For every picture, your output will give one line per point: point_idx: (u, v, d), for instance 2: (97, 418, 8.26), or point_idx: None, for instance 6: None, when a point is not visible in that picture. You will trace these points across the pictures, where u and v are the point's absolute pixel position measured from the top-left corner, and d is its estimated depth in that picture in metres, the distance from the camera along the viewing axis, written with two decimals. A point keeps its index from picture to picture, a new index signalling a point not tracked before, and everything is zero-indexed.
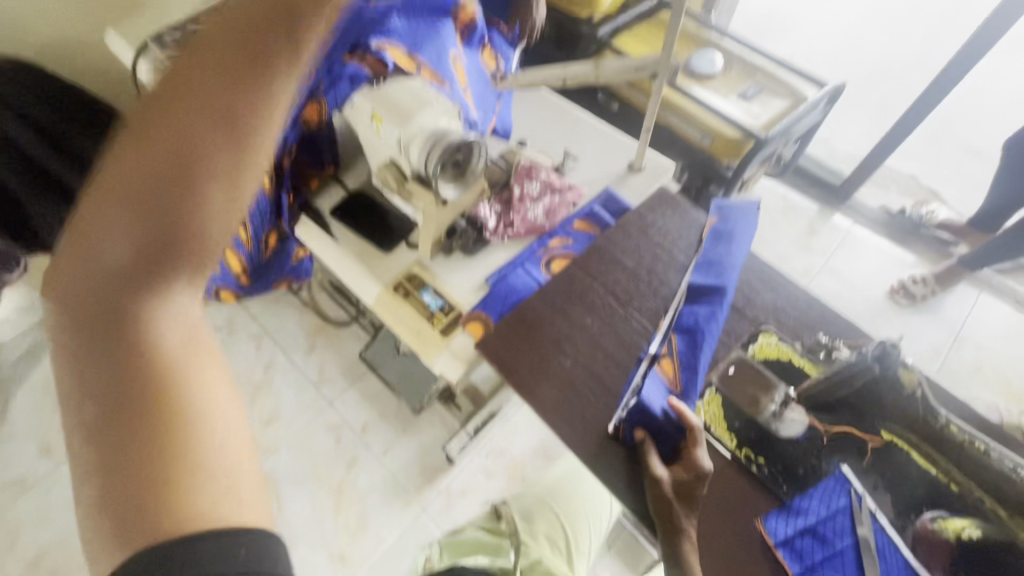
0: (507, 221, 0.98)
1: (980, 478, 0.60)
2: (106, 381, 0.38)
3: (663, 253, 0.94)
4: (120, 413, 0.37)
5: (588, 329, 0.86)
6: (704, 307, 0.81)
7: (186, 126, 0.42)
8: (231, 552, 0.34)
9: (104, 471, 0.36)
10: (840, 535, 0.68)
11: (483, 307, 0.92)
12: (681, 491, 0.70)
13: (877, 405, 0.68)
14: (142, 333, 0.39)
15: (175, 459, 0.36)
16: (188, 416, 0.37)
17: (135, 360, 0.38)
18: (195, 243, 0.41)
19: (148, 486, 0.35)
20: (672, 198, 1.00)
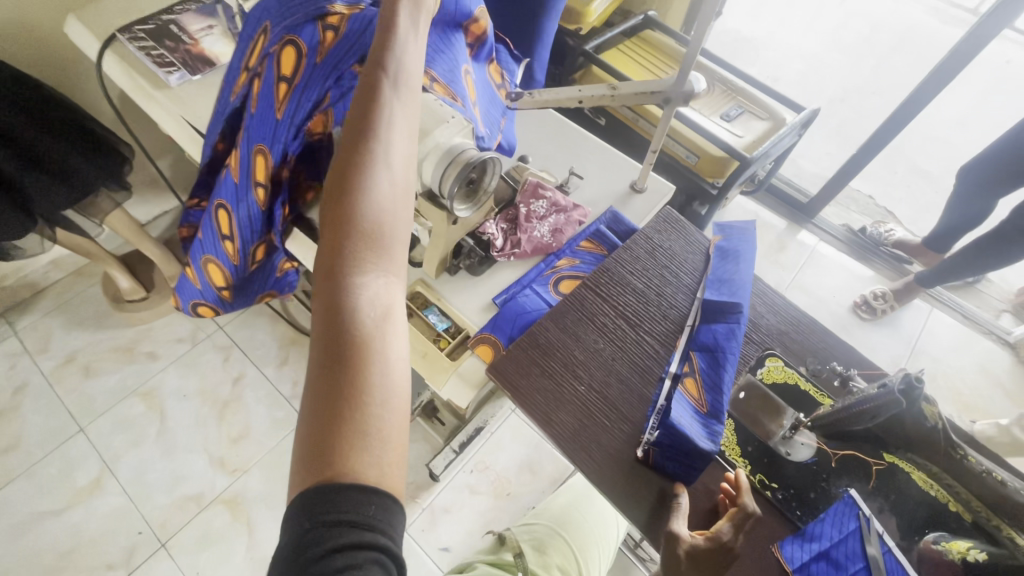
0: (514, 240, 0.97)
1: (981, 493, 0.66)
2: (347, 214, 0.52)
3: (671, 276, 0.94)
4: (353, 230, 0.51)
5: (600, 352, 0.85)
6: (722, 325, 0.85)
7: (399, 70, 0.61)
8: (368, 505, 0.42)
9: (337, 240, 0.51)
10: (852, 558, 0.68)
11: (492, 329, 0.89)
12: (695, 556, 0.67)
13: (900, 438, 0.70)
14: (358, 173, 0.54)
15: (359, 255, 0.51)
16: (346, 198, 0.53)
17: (360, 212, 0.52)
18: (375, 133, 0.56)
19: (339, 249, 0.51)
20: (683, 225, 1.00)
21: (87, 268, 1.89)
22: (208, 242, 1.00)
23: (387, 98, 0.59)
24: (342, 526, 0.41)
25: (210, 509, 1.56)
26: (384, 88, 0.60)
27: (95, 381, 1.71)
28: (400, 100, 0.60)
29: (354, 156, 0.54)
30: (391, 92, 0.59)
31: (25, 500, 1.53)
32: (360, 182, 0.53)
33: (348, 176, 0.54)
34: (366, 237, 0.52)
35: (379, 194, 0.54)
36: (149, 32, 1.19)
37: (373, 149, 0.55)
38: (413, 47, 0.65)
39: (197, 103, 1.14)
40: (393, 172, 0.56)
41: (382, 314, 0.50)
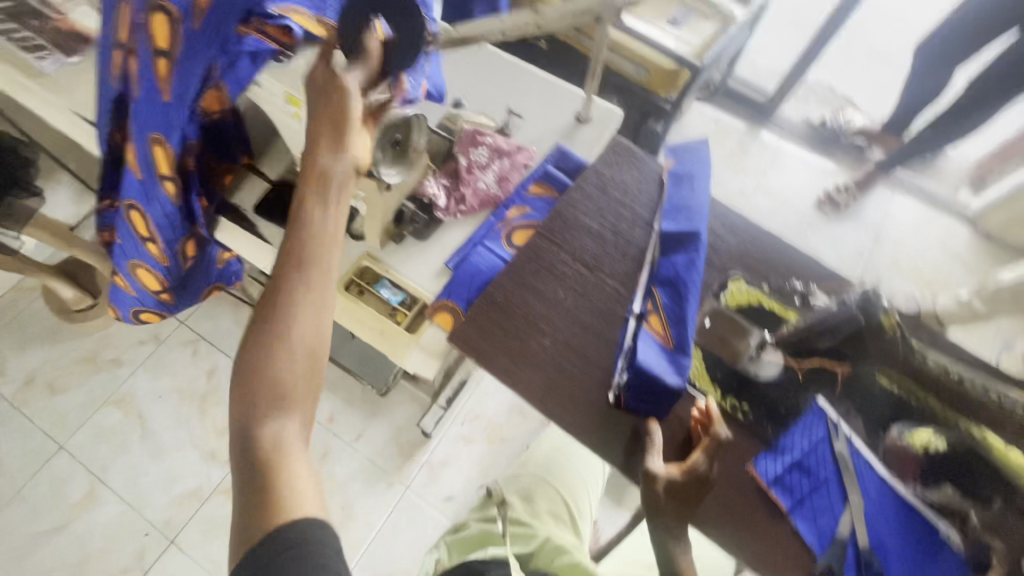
0: (458, 196, 0.91)
1: (937, 393, 0.72)
2: (254, 358, 0.55)
3: (626, 211, 0.90)
4: (258, 372, 0.54)
5: (562, 302, 0.83)
6: (681, 256, 0.83)
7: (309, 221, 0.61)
8: (286, 543, 0.47)
9: (252, 378, 0.54)
10: (823, 464, 0.74)
11: (449, 295, 0.85)
12: (673, 491, 0.70)
13: (860, 350, 0.76)
14: (268, 326, 0.56)
15: (267, 390, 0.54)
16: (260, 349, 0.55)
17: (267, 355, 0.55)
18: (282, 286, 0.57)
19: (252, 386, 0.54)
20: (637, 157, 0.95)
21: (25, 282, 1.77)
22: (130, 246, 0.92)
23: (297, 250, 0.59)
24: (274, 558, 0.46)
25: (212, 500, 1.58)
26: (298, 243, 0.59)
27: (63, 397, 1.66)
28: (321, 241, 0.60)
29: (265, 305, 0.57)
30: (302, 246, 0.59)
31: (21, 524, 1.52)
32: (269, 332, 0.56)
33: (260, 325, 0.56)
34: (272, 376, 0.54)
35: (286, 341, 0.56)
36: (5, 11, 1.03)
37: (284, 296, 0.57)
38: (333, 201, 0.62)
39: (82, 90, 1.01)
40: (304, 322, 0.57)
41: (283, 455, 0.52)
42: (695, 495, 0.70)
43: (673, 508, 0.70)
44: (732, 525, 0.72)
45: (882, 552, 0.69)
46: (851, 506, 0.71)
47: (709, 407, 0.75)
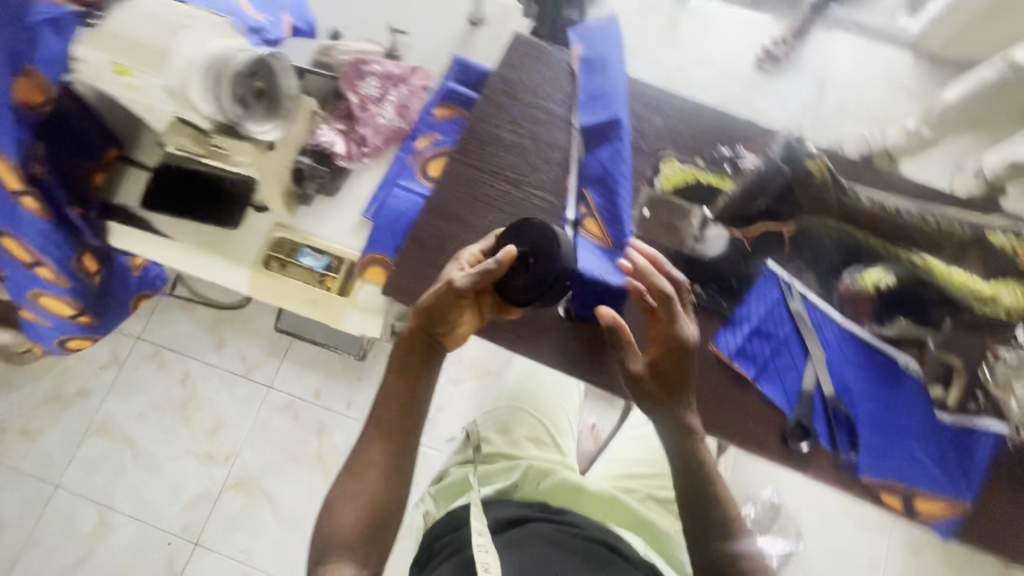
0: (358, 139, 0.83)
1: (877, 229, 0.67)
2: (362, 467, 0.64)
3: (541, 113, 0.83)
4: (361, 480, 0.63)
5: (493, 226, 0.78)
6: (605, 149, 0.78)
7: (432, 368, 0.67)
8: None
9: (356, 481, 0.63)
10: (781, 324, 0.73)
11: (375, 248, 0.79)
12: (656, 372, 0.66)
13: (795, 204, 0.70)
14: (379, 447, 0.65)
15: (362, 498, 0.62)
16: (372, 465, 0.64)
17: (369, 468, 0.64)
18: (395, 417, 0.65)
19: (357, 486, 0.63)
20: (544, 49, 0.85)
21: None
22: None
23: (409, 385, 0.66)
24: None
25: (224, 497, 1.56)
26: (416, 380, 0.67)
27: (42, 438, 1.61)
28: (427, 391, 0.67)
29: (381, 427, 0.65)
30: (414, 380, 0.67)
31: (44, 565, 1.53)
32: (378, 447, 0.65)
33: (373, 439, 0.65)
34: (370, 485, 0.63)
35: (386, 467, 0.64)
36: None
37: (393, 423, 0.65)
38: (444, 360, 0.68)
39: None
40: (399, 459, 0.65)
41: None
42: (682, 377, 0.65)
43: (663, 395, 0.65)
44: (706, 407, 0.72)
45: (848, 397, 0.70)
46: (813, 359, 0.72)
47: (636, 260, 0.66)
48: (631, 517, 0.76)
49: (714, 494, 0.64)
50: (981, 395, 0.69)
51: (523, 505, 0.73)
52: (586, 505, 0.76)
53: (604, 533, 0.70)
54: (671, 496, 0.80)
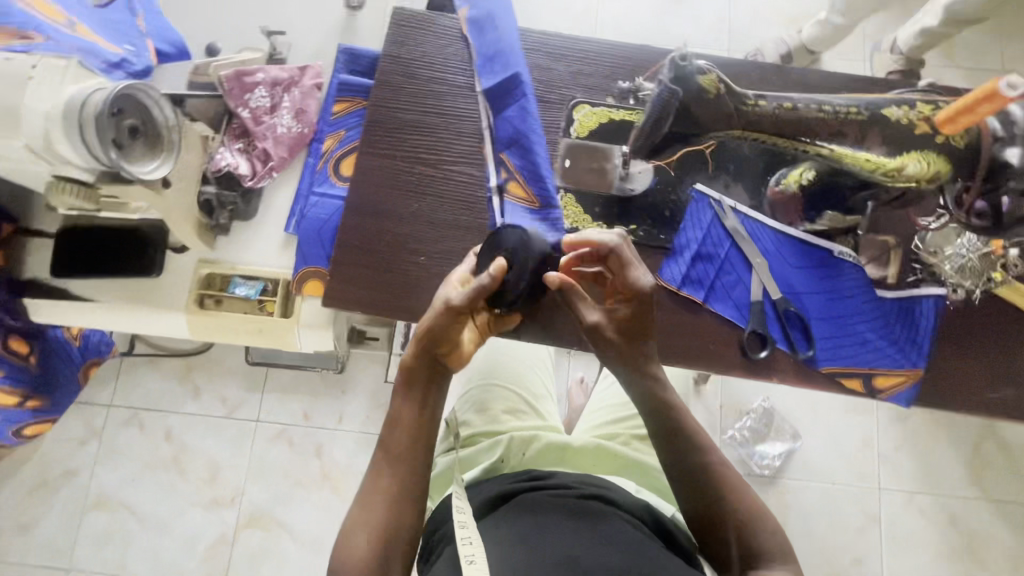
0: (260, 154, 0.79)
1: None
2: (376, 496, 0.58)
3: (442, 85, 0.80)
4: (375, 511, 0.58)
5: (419, 212, 0.76)
6: (512, 108, 0.76)
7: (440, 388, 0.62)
8: None
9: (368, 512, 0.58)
10: (720, 243, 0.74)
11: (306, 261, 0.77)
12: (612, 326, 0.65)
13: None
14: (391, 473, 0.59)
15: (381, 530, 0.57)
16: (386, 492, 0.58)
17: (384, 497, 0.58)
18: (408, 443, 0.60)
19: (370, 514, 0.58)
20: (429, 19, 0.81)
21: None
22: None
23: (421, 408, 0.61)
24: None
25: (240, 538, 1.43)
26: (427, 401, 0.61)
27: (36, 531, 1.46)
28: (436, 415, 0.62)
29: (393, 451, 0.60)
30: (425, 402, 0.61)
31: None
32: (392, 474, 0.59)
33: (384, 464, 0.60)
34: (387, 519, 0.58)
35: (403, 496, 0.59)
36: None
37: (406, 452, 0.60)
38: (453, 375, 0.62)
39: None
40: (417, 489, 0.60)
41: None
42: (639, 324, 0.64)
43: (620, 344, 0.64)
44: (666, 341, 0.73)
45: (796, 297, 0.72)
46: (755, 268, 0.73)
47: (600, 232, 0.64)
48: (617, 462, 0.78)
49: (697, 442, 0.64)
50: (918, 266, 0.71)
51: (507, 479, 0.72)
52: (572, 461, 0.78)
53: (593, 487, 0.69)
54: None
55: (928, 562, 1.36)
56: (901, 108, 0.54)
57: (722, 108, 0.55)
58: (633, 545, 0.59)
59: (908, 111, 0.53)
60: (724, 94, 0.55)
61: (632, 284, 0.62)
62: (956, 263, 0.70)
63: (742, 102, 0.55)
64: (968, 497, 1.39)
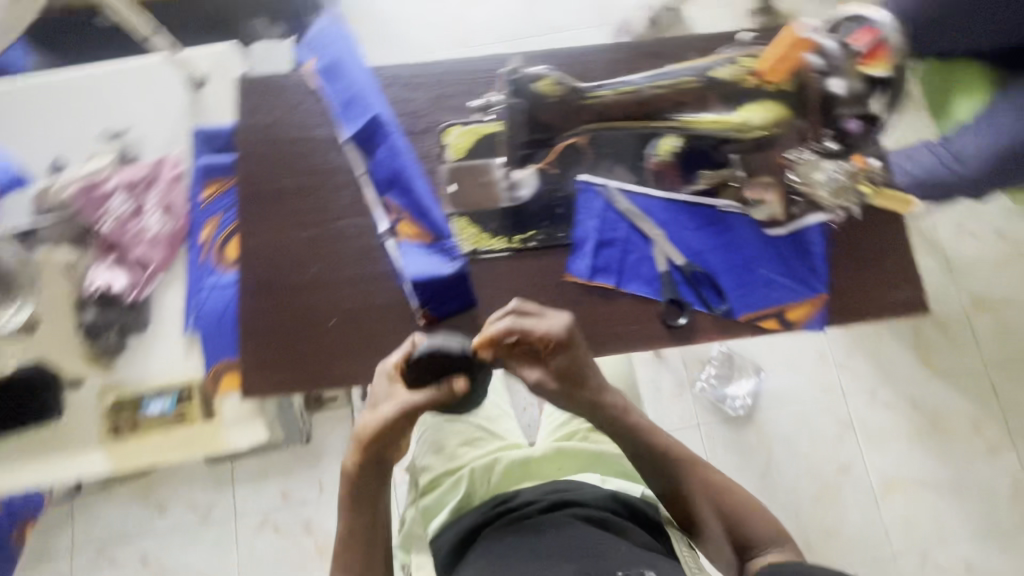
0: (135, 263, 0.75)
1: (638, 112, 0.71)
2: None
3: (308, 143, 0.78)
4: None
5: (318, 276, 0.74)
6: (381, 148, 0.74)
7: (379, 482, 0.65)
8: None
9: None
10: (617, 226, 0.76)
11: (215, 358, 0.73)
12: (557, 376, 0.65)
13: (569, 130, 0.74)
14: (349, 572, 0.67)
15: None
16: None
17: None
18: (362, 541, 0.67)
19: None
20: (276, 81, 0.79)
21: None
22: None
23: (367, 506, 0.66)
24: None
25: None
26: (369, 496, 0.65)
27: None
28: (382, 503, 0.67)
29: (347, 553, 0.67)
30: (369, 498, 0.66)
31: None
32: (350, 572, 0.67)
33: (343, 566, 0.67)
34: None
35: None
36: None
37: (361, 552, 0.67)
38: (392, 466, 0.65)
39: None
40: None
41: None
42: (570, 368, 0.65)
43: (566, 393, 0.65)
44: (591, 334, 0.74)
45: (698, 258, 0.74)
46: (655, 241, 0.75)
47: (489, 329, 0.63)
48: (581, 460, 0.79)
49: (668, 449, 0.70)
50: (798, 198, 0.75)
51: (478, 509, 0.73)
52: (537, 473, 0.79)
53: (559, 493, 0.71)
54: None
55: (905, 449, 1.44)
56: (728, 65, 0.56)
57: (569, 107, 0.56)
58: (591, 549, 0.62)
59: (735, 68, 0.56)
60: (566, 95, 0.55)
61: (544, 337, 0.63)
62: (830, 186, 0.72)
63: (585, 95, 0.56)
64: (922, 379, 1.48)
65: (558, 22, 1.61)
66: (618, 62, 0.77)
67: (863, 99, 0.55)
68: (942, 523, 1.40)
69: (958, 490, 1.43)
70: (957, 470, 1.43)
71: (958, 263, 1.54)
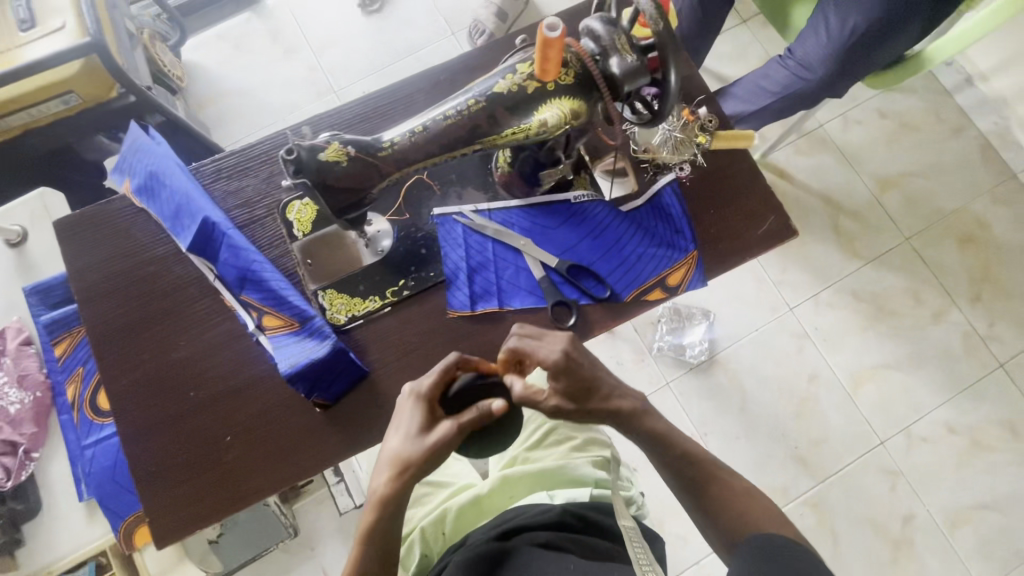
0: (6, 448, 0.71)
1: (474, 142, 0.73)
2: None
3: (149, 265, 0.74)
4: None
5: (198, 397, 0.70)
6: (222, 248, 0.71)
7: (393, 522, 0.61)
8: None
9: None
10: (483, 248, 0.75)
11: (120, 515, 0.70)
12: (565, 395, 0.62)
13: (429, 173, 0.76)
14: None
15: None
16: None
17: None
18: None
19: None
20: (97, 212, 0.75)
21: None
22: None
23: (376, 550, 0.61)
24: None
25: None
26: (382, 534, 0.61)
27: None
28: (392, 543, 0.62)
29: None
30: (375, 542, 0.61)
31: None
32: None
33: None
34: None
35: None
36: None
37: None
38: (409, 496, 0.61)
39: None
40: None
41: None
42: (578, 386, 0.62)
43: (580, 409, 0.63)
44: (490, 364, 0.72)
45: (569, 254, 0.74)
46: (524, 250, 0.73)
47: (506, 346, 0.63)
48: (526, 483, 0.77)
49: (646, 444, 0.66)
50: (647, 165, 0.76)
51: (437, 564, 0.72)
52: (489, 509, 0.77)
53: (506, 521, 0.70)
54: (547, 431, 0.84)
55: (861, 341, 1.47)
56: (508, 77, 0.55)
57: (365, 167, 0.54)
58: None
59: (512, 78, 0.55)
60: (357, 155, 0.54)
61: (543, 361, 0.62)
62: (668, 143, 0.75)
63: (379, 149, 0.55)
64: (855, 271, 1.52)
65: (411, 43, 1.59)
66: (435, 88, 0.76)
67: (641, 72, 0.55)
68: (916, 397, 1.44)
69: (921, 361, 1.47)
70: (914, 343, 1.48)
71: (854, 152, 1.59)
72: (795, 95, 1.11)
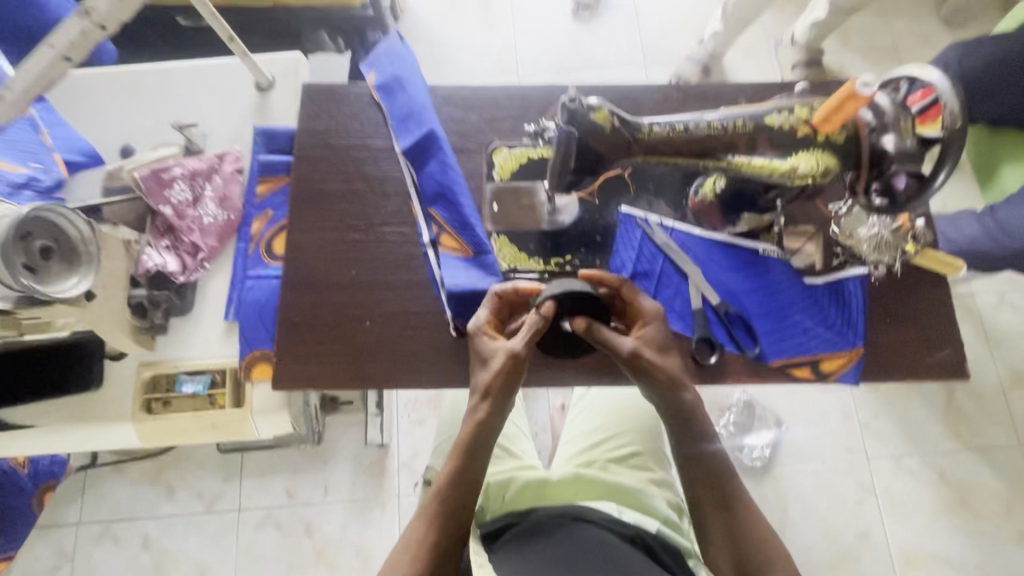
0: (188, 248, 0.79)
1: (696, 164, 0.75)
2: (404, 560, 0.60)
3: (361, 150, 0.81)
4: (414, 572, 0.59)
5: (358, 278, 0.76)
6: (433, 163, 0.77)
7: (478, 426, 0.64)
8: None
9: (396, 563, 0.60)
10: (653, 259, 0.76)
11: (252, 346, 0.76)
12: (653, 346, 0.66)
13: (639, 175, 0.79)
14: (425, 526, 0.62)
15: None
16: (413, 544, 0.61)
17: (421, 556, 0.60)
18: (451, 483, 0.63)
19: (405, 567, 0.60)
20: (339, 90, 0.82)
21: None
22: None
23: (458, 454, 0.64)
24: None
25: None
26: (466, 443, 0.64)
27: None
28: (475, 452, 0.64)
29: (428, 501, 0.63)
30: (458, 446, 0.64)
31: None
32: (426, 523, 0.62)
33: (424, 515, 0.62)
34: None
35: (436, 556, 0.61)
36: None
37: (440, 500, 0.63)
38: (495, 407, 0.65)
39: None
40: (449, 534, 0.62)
41: None
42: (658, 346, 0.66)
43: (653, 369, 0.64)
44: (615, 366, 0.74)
45: (734, 298, 0.74)
46: (691, 277, 0.75)
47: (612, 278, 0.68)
48: (599, 488, 0.78)
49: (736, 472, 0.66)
50: (839, 250, 0.75)
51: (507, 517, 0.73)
52: (556, 496, 0.77)
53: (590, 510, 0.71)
54: (630, 453, 0.84)
55: (930, 524, 1.36)
56: (783, 113, 0.58)
57: (620, 140, 0.58)
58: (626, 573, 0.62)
59: (789, 117, 0.58)
60: (619, 127, 0.57)
61: (637, 309, 0.68)
62: (874, 241, 0.74)
63: (637, 130, 0.58)
64: (952, 451, 1.41)
65: (604, 58, 1.61)
66: (668, 104, 0.79)
67: (914, 158, 0.55)
68: None
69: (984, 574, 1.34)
70: (986, 553, 1.35)
71: (999, 335, 1.48)
72: (980, 252, 0.99)
